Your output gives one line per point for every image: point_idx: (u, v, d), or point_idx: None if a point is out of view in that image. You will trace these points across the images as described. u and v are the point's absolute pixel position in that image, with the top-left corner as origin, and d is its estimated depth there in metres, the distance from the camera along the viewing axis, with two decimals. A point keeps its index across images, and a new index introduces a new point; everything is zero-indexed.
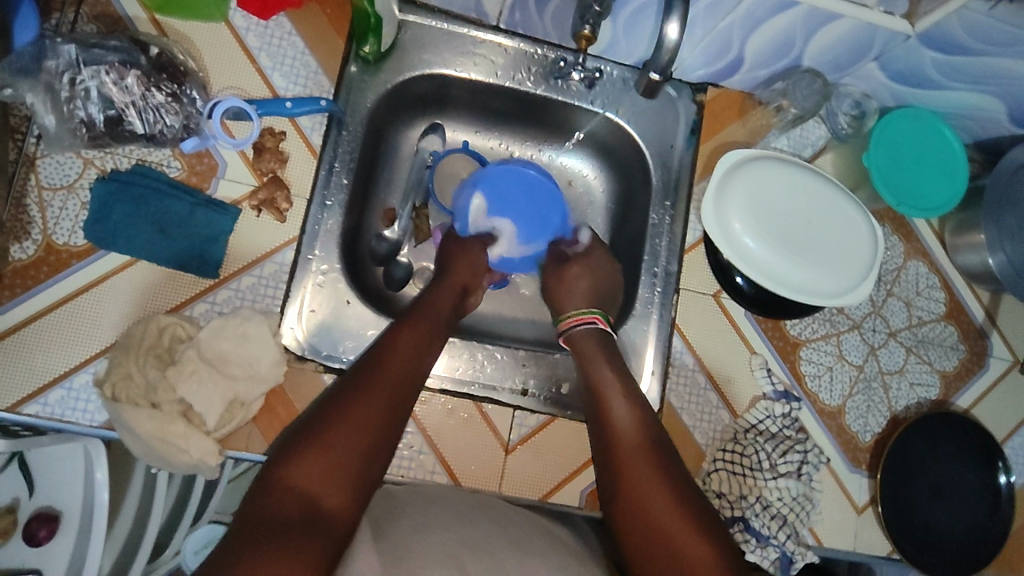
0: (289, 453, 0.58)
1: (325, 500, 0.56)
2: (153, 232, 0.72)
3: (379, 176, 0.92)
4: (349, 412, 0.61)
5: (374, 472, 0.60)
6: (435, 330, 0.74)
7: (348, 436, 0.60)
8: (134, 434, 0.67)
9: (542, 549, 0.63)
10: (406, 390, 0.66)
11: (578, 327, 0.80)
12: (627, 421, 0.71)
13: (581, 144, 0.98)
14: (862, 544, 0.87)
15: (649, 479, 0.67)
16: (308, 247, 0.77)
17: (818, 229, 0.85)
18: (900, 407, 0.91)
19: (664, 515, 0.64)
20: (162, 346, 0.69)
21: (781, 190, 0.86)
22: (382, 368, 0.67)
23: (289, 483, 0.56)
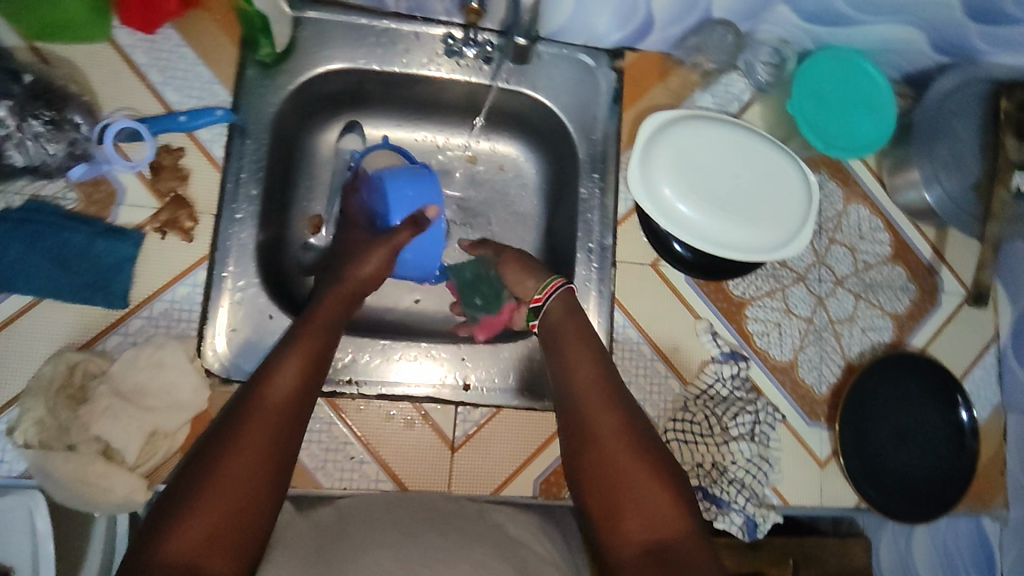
0: (163, 522, 0.55)
1: (208, 564, 0.54)
2: (53, 268, 0.69)
3: (299, 184, 0.89)
4: (226, 463, 0.59)
5: (254, 529, 0.57)
6: (324, 346, 0.71)
7: (224, 492, 0.57)
8: (53, 479, 0.65)
9: (486, 556, 0.60)
10: (287, 427, 0.64)
11: (551, 298, 0.77)
12: (599, 395, 0.70)
13: (506, 126, 0.95)
14: (829, 498, 0.85)
15: (624, 450, 0.66)
16: (221, 263, 0.74)
17: (748, 181, 0.83)
18: (854, 354, 0.89)
19: (640, 484, 0.64)
20: (74, 385, 0.67)
21: (707, 146, 0.83)
22: (259, 407, 0.63)
23: (169, 553, 0.53)
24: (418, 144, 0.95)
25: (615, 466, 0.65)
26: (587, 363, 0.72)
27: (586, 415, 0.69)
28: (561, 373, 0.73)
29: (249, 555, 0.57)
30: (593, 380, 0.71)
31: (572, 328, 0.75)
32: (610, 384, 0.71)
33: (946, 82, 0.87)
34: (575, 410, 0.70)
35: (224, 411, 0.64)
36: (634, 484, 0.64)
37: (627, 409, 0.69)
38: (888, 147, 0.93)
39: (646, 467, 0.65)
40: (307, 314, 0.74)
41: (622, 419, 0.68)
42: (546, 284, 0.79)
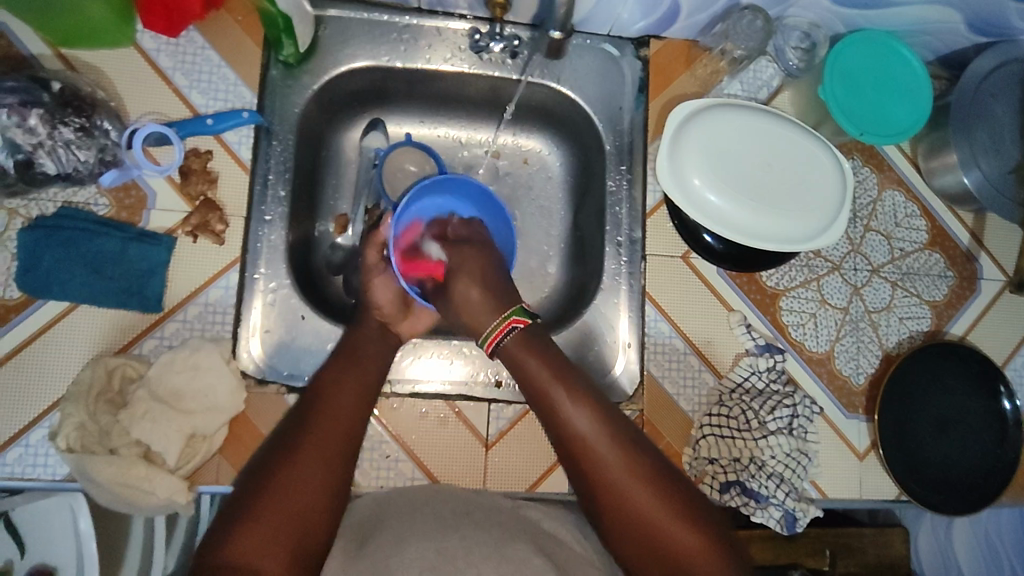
0: (226, 525, 0.58)
1: (265, 566, 0.56)
2: (88, 275, 0.69)
3: (324, 184, 0.89)
4: (288, 473, 0.61)
5: (313, 539, 0.60)
6: (374, 357, 0.72)
7: (285, 499, 0.60)
8: (97, 483, 0.66)
9: (526, 550, 0.62)
10: (346, 444, 0.65)
11: (507, 337, 0.70)
12: (601, 438, 0.66)
13: (530, 119, 0.94)
14: (869, 490, 0.84)
15: (642, 491, 0.64)
16: (253, 266, 0.74)
17: (769, 187, 0.81)
18: (891, 345, 0.88)
19: (662, 522, 0.64)
20: (113, 390, 0.68)
21: (721, 155, 0.81)
22: (318, 419, 0.66)
23: (230, 554, 0.56)
24: (441, 140, 0.95)
25: (634, 510, 0.64)
26: (580, 403, 0.67)
27: (592, 460, 0.65)
28: (551, 416, 0.68)
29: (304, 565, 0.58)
30: (592, 421, 0.66)
31: (540, 359, 0.69)
32: (612, 421, 0.67)
33: (985, 61, 0.84)
34: (578, 456, 0.66)
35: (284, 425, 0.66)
36: (653, 510, 0.64)
37: (622, 435, 0.66)
38: (923, 131, 0.91)
39: (658, 489, 0.65)
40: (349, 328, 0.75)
41: (631, 458, 0.65)
42: (483, 340, 0.71)
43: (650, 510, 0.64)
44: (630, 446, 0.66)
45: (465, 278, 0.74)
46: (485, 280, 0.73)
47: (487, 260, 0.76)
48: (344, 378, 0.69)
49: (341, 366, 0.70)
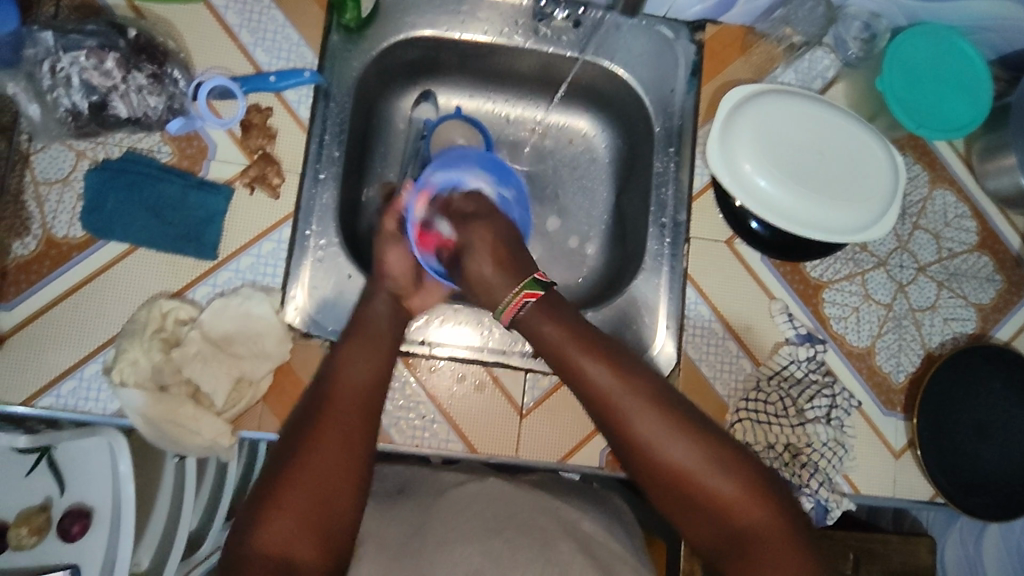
0: (253, 518, 0.59)
1: (299, 555, 0.58)
2: (149, 218, 0.72)
3: (374, 151, 0.91)
4: (305, 459, 0.61)
5: (340, 522, 0.60)
6: (388, 337, 0.72)
7: (306, 487, 0.60)
8: (145, 420, 0.68)
9: (571, 551, 0.63)
10: (357, 426, 0.64)
11: (522, 308, 0.71)
12: (631, 404, 0.66)
13: (580, 98, 0.94)
14: (903, 489, 0.83)
15: (678, 452, 0.64)
16: (305, 222, 0.76)
17: (825, 175, 0.81)
18: (934, 344, 0.86)
19: (704, 478, 0.64)
20: (167, 330, 0.70)
21: (778, 143, 0.81)
22: (332, 402, 0.65)
23: (262, 548, 0.57)
24: (490, 115, 0.95)
25: (671, 468, 0.64)
26: (601, 366, 0.68)
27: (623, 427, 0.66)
28: (576, 382, 0.69)
29: (339, 544, 0.59)
30: (617, 384, 0.67)
31: (561, 319, 0.71)
32: (631, 380, 0.67)
33: None
34: (611, 422, 0.67)
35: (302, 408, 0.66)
36: (690, 463, 0.64)
37: (647, 390, 0.67)
38: (980, 130, 0.89)
39: (691, 440, 0.65)
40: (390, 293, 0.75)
41: (660, 416, 0.66)
42: (500, 312, 0.73)
43: (692, 469, 0.64)
44: (658, 404, 0.66)
45: (478, 254, 0.75)
46: (497, 254, 0.75)
47: (493, 233, 0.77)
48: (354, 358, 0.69)
49: (346, 350, 0.69)
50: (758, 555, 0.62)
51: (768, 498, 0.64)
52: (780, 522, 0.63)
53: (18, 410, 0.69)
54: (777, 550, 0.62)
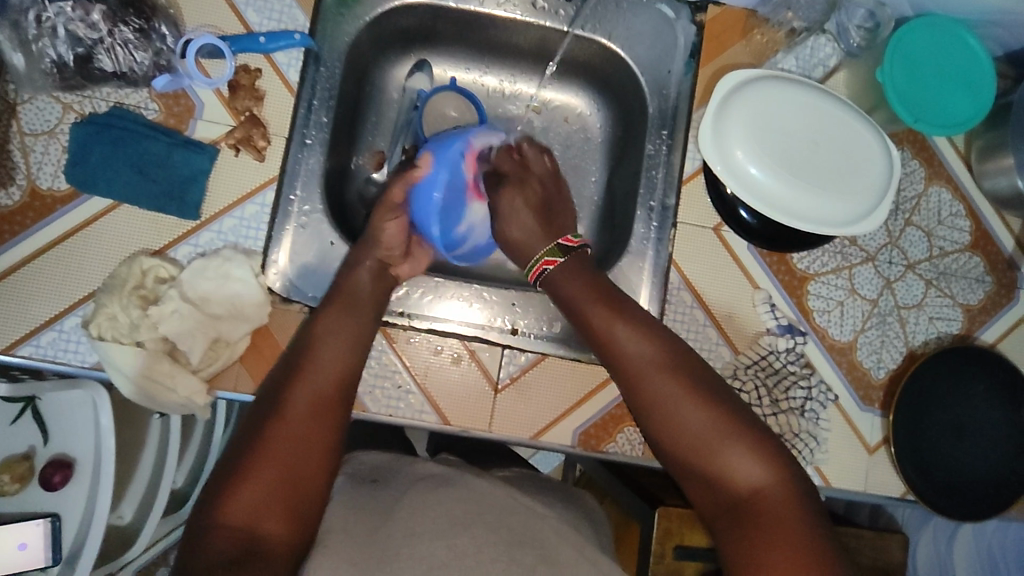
0: (219, 491, 0.57)
1: (265, 528, 0.56)
2: (132, 174, 0.72)
3: (366, 119, 0.90)
4: (274, 431, 0.61)
5: (306, 499, 0.59)
6: (367, 312, 0.72)
7: (277, 456, 0.59)
8: (123, 374, 0.69)
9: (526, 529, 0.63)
10: (329, 403, 0.64)
11: (545, 272, 0.75)
12: (649, 365, 0.68)
13: (577, 75, 0.93)
14: (874, 485, 0.83)
15: (691, 414, 0.65)
16: (289, 187, 0.76)
17: (836, 161, 0.80)
18: (917, 342, 0.86)
19: (714, 447, 0.63)
20: (145, 287, 0.70)
21: (780, 132, 0.80)
22: (304, 374, 0.65)
23: (225, 520, 0.55)
24: (486, 89, 0.94)
25: (681, 430, 0.65)
26: (631, 331, 0.69)
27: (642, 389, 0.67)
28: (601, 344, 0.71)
29: (308, 520, 0.58)
30: (641, 348, 0.69)
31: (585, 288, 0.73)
32: (655, 344, 0.69)
33: None
34: (630, 385, 0.68)
35: (275, 377, 0.66)
36: (701, 425, 0.64)
37: (669, 356, 0.68)
38: (981, 128, 0.88)
39: (706, 406, 0.65)
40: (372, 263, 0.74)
41: (683, 383, 0.66)
42: (527, 271, 0.77)
43: (703, 436, 0.64)
44: (678, 370, 0.67)
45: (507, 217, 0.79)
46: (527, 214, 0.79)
47: (526, 196, 0.80)
48: (332, 333, 0.68)
49: (324, 329, 0.69)
50: (758, 522, 0.59)
51: (779, 472, 0.62)
52: (789, 497, 0.61)
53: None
54: (780, 520, 0.59)
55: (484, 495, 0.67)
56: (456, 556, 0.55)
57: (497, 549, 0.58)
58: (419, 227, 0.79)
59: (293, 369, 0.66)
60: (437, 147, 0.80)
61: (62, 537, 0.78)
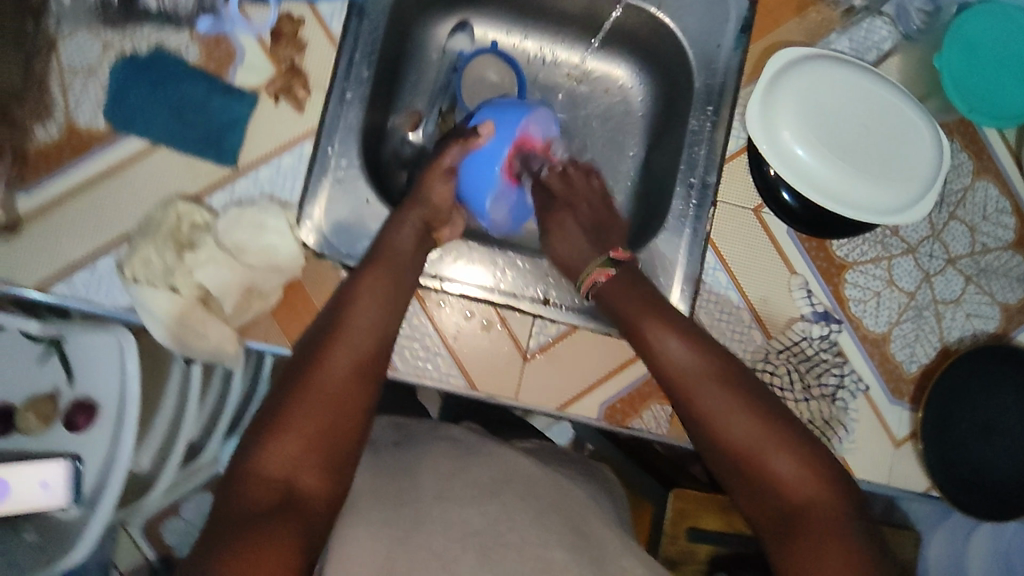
0: (254, 441, 0.56)
1: (302, 481, 0.55)
2: (172, 117, 0.71)
3: (405, 77, 0.88)
4: (311, 385, 0.59)
5: (344, 452, 0.57)
6: (404, 273, 0.71)
7: (314, 410, 0.58)
8: (155, 319, 0.69)
9: (552, 499, 0.63)
10: (366, 361, 0.63)
11: (596, 282, 0.75)
12: (694, 372, 0.67)
13: (622, 45, 0.90)
14: (898, 478, 0.82)
15: (735, 423, 0.64)
16: (327, 141, 0.75)
17: (883, 157, 0.78)
18: (951, 339, 0.84)
19: (768, 458, 0.62)
20: (180, 233, 0.69)
21: (829, 116, 0.77)
22: (342, 330, 0.64)
23: (262, 470, 0.54)
24: (527, 54, 0.92)
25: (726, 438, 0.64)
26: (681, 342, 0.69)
27: (693, 401, 0.66)
28: (646, 351, 0.71)
29: (342, 478, 0.57)
30: (685, 355, 0.68)
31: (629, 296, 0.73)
32: (699, 350, 0.68)
33: None
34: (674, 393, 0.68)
35: (312, 333, 0.65)
36: (747, 434, 0.63)
37: (713, 363, 0.67)
38: None
39: (750, 413, 0.64)
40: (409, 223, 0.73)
41: (731, 392, 0.65)
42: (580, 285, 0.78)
43: (757, 453, 0.62)
44: (721, 378, 0.66)
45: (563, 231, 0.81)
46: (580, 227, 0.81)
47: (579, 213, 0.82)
48: (369, 292, 0.67)
49: (362, 287, 0.67)
50: (808, 530, 0.58)
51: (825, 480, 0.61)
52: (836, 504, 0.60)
53: (31, 296, 0.70)
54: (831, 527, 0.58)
55: (511, 462, 0.67)
56: (487, 524, 0.56)
57: (527, 517, 0.58)
58: (470, 200, 0.79)
59: (329, 325, 0.65)
60: (500, 116, 0.77)
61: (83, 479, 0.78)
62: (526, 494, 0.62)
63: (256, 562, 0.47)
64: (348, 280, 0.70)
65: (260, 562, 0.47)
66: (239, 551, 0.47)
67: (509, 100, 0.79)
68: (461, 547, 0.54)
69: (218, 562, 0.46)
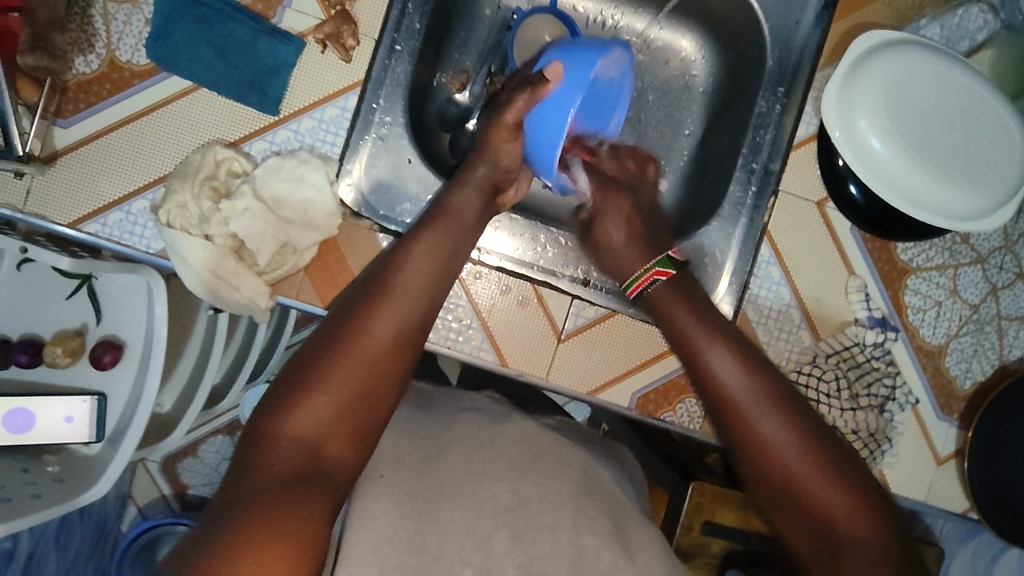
0: (286, 398, 0.54)
1: (329, 450, 0.53)
2: (215, 58, 0.68)
3: (455, 32, 0.83)
4: (351, 350, 0.57)
5: (371, 426, 0.55)
6: (460, 244, 0.67)
7: (348, 376, 0.55)
8: (188, 266, 0.67)
9: (582, 486, 0.60)
10: (410, 331, 0.60)
11: (653, 288, 0.70)
12: (748, 395, 0.61)
13: (690, 14, 0.84)
14: (936, 497, 0.78)
15: (782, 447, 0.59)
16: (373, 94, 0.71)
17: (967, 159, 0.72)
18: (1011, 358, 0.79)
19: (815, 491, 0.57)
20: (218, 180, 0.67)
21: (918, 108, 0.71)
22: (384, 295, 0.61)
23: (290, 430, 0.52)
24: (586, 17, 0.86)
25: (771, 461, 0.59)
26: (730, 369, 0.63)
27: (742, 438, 0.61)
28: (695, 366, 0.66)
29: (366, 450, 0.55)
30: (736, 373, 0.63)
31: (683, 308, 0.68)
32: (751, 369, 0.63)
33: None
34: (717, 413, 0.63)
35: (353, 291, 0.62)
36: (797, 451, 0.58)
37: (768, 385, 0.62)
38: None
39: (805, 435, 0.59)
40: (452, 185, 0.70)
41: (780, 414, 0.60)
42: (629, 285, 0.72)
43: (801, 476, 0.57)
44: (772, 400, 0.61)
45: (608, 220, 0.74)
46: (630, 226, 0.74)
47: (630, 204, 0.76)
48: (415, 257, 0.64)
49: (416, 251, 0.64)
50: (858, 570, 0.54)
51: (875, 521, 0.56)
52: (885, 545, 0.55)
53: (64, 232, 0.68)
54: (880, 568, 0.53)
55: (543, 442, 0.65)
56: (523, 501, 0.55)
57: (563, 500, 0.57)
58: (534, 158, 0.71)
59: (369, 287, 0.61)
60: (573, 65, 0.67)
61: (108, 415, 0.78)
62: (556, 474, 0.60)
63: (275, 537, 0.45)
64: (402, 240, 0.66)
65: (271, 525, 0.46)
66: (258, 521, 0.46)
67: (576, 44, 0.70)
68: (493, 523, 0.54)
69: (236, 523, 0.46)
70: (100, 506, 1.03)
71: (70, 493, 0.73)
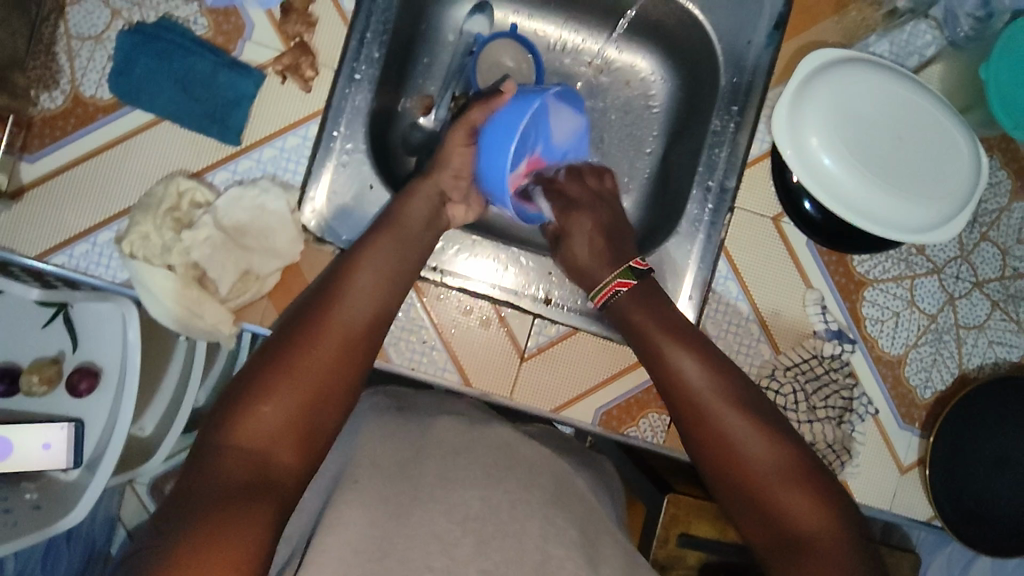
0: (234, 408, 0.55)
1: (278, 459, 0.54)
2: (177, 92, 0.69)
3: (417, 59, 0.85)
4: (298, 360, 0.58)
5: (320, 433, 0.57)
6: (409, 251, 0.69)
7: (295, 385, 0.57)
8: (153, 295, 0.68)
9: (555, 495, 0.61)
10: (358, 340, 0.62)
11: (617, 295, 0.72)
12: (711, 398, 0.66)
13: (646, 36, 0.86)
14: (900, 505, 0.79)
15: (746, 444, 0.64)
16: (333, 122, 0.73)
17: (915, 168, 0.73)
18: (971, 366, 0.80)
19: (776, 485, 0.62)
20: (180, 211, 0.69)
21: (863, 122, 0.73)
22: (332, 304, 0.62)
23: (238, 441, 0.54)
24: (546, 41, 0.88)
25: (735, 457, 0.64)
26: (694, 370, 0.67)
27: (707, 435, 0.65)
28: (660, 371, 0.69)
29: (316, 457, 0.56)
30: (699, 377, 0.67)
31: (643, 312, 0.71)
32: (715, 373, 0.67)
33: None
34: (683, 412, 0.67)
35: (302, 304, 0.64)
36: (759, 451, 0.63)
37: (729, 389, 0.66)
38: None
39: (767, 434, 0.64)
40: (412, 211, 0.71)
41: (743, 415, 0.65)
42: (596, 295, 0.74)
43: (762, 470, 0.62)
44: (734, 402, 0.66)
45: (573, 239, 0.77)
46: (595, 238, 0.76)
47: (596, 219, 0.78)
48: (364, 266, 0.65)
49: (364, 261, 0.66)
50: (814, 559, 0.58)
51: (830, 514, 0.61)
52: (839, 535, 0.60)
53: (32, 264, 0.69)
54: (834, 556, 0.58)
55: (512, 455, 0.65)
56: (489, 509, 0.56)
57: (531, 507, 0.57)
58: (485, 183, 0.71)
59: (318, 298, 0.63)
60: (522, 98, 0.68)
61: (84, 443, 0.79)
62: (527, 482, 0.60)
63: (224, 538, 0.47)
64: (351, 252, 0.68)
65: (220, 526, 0.47)
66: (206, 523, 0.47)
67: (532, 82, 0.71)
68: (462, 530, 0.54)
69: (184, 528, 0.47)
70: (89, 527, 1.02)
71: (48, 520, 0.73)
